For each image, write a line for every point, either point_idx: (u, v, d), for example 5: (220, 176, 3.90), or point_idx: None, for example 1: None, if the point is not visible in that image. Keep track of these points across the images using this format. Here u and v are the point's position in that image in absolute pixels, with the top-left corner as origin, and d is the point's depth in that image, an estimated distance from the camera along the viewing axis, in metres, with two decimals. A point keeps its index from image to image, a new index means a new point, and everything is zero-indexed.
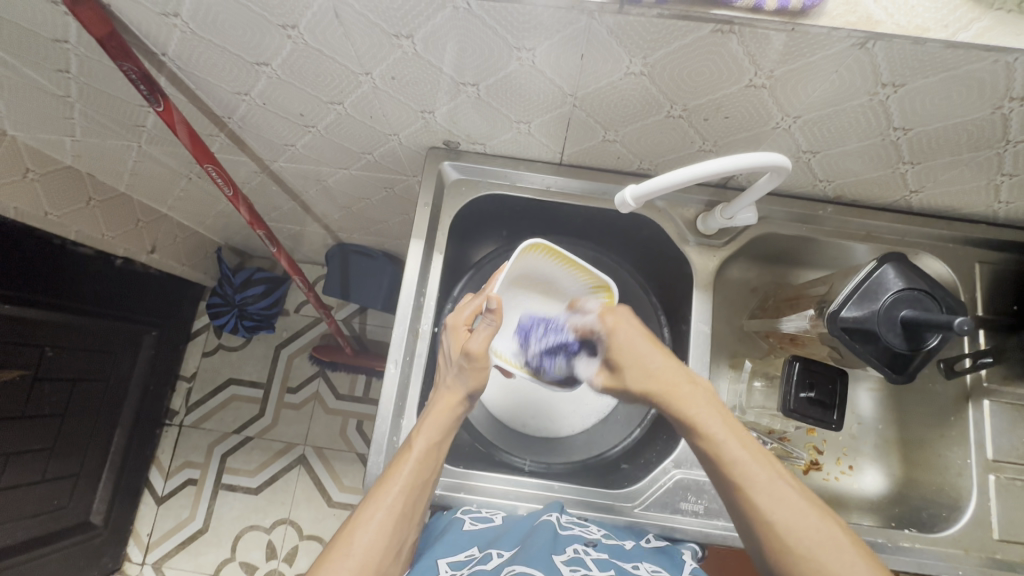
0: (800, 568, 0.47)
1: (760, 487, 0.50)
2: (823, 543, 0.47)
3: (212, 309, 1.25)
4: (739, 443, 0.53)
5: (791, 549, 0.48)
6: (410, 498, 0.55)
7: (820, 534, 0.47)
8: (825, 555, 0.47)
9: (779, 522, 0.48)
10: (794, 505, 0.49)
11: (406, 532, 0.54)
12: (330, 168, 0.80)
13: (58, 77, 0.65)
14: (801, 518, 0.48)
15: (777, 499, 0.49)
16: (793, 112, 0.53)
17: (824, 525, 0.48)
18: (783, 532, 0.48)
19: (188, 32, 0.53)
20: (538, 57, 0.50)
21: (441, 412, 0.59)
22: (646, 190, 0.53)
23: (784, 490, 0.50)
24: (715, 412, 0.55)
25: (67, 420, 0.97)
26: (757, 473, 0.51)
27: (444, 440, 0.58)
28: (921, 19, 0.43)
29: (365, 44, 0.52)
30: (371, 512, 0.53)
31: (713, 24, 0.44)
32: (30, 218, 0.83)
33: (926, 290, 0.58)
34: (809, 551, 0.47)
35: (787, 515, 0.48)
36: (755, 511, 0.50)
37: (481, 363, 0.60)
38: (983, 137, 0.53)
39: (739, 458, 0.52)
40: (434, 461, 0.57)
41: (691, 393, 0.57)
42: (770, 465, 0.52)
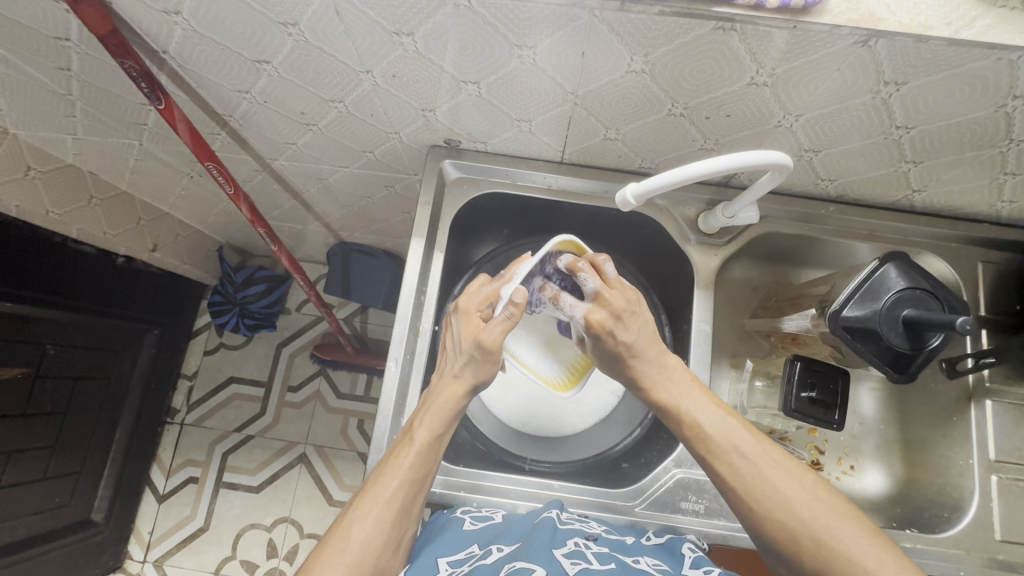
0: (768, 527, 0.50)
1: (723, 456, 0.53)
2: (783, 502, 0.49)
3: (213, 308, 1.26)
4: (705, 417, 0.55)
5: (757, 510, 0.50)
6: (408, 493, 0.54)
7: (778, 495, 0.50)
8: (784, 513, 0.49)
9: (739, 486, 0.51)
10: (755, 470, 0.51)
11: (404, 525, 0.54)
12: (331, 166, 0.80)
13: (59, 75, 0.65)
14: (763, 481, 0.51)
15: (739, 465, 0.52)
16: (794, 111, 0.53)
17: (787, 484, 0.50)
18: (746, 495, 0.51)
19: (189, 30, 0.53)
20: (539, 55, 0.50)
21: (441, 404, 0.57)
22: (646, 188, 0.53)
23: (748, 455, 0.52)
24: (685, 390, 0.57)
25: (68, 417, 0.98)
26: (720, 442, 0.53)
27: (445, 431, 0.57)
28: (923, 17, 0.43)
29: (366, 42, 0.52)
30: (369, 506, 0.52)
31: (714, 22, 0.44)
32: (31, 216, 0.83)
33: (928, 290, 0.57)
34: (770, 511, 0.50)
35: (748, 480, 0.51)
36: (721, 477, 0.53)
37: (493, 355, 0.56)
38: (986, 136, 0.52)
39: (704, 430, 0.54)
40: (432, 454, 0.56)
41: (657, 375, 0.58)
42: (737, 431, 0.54)
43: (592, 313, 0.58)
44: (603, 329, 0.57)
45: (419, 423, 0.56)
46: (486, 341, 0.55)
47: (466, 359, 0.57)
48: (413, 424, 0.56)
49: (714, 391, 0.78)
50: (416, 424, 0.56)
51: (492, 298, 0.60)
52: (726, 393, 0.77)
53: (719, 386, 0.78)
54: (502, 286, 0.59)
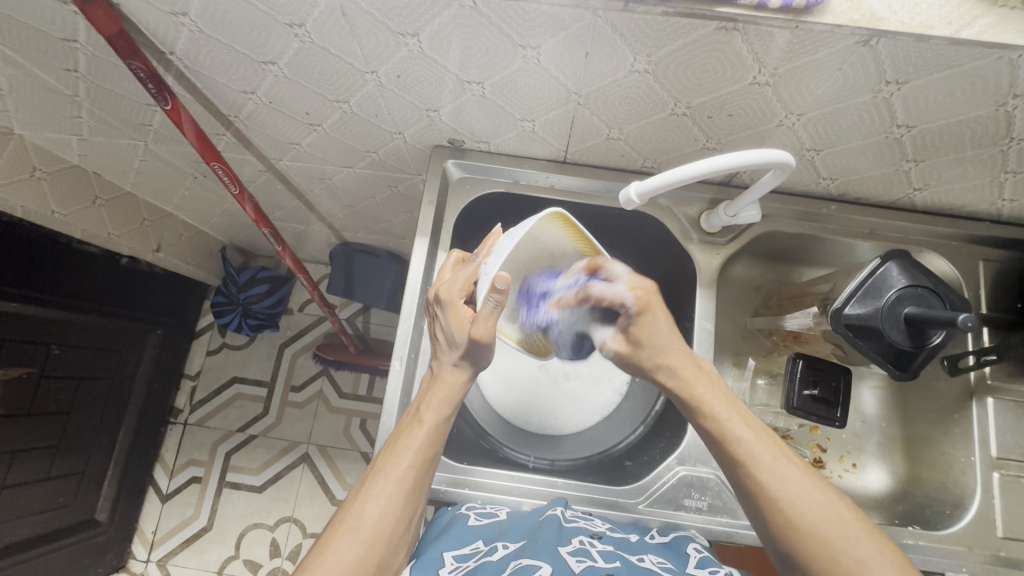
0: (804, 541, 0.47)
1: (763, 465, 0.51)
2: (826, 517, 0.47)
3: (216, 308, 1.26)
4: (747, 426, 0.53)
5: (796, 524, 0.48)
6: (417, 474, 0.55)
7: (823, 509, 0.48)
8: (827, 528, 0.47)
9: (781, 498, 0.49)
10: (796, 482, 0.49)
11: (414, 506, 0.55)
12: (335, 167, 0.81)
13: (66, 76, 0.65)
14: (805, 495, 0.49)
15: (781, 476, 0.50)
16: (796, 110, 0.54)
17: (829, 502, 0.48)
18: (789, 510, 0.48)
19: (196, 31, 0.54)
20: (543, 55, 0.51)
21: (448, 385, 0.58)
22: (650, 186, 0.53)
23: (790, 467, 0.50)
24: (726, 401, 0.56)
25: (72, 418, 0.98)
26: (760, 453, 0.51)
27: (452, 413, 0.58)
28: (924, 17, 0.43)
29: (371, 43, 0.52)
30: (381, 487, 0.53)
31: (716, 22, 0.44)
32: (37, 217, 0.83)
33: (930, 287, 0.58)
34: (812, 525, 0.47)
35: (791, 491, 0.49)
36: (760, 490, 0.50)
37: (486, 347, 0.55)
38: (987, 135, 0.53)
39: (742, 438, 0.53)
40: (441, 434, 0.57)
41: (694, 380, 0.57)
42: (775, 445, 0.52)
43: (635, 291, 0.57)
44: (651, 303, 0.57)
45: (427, 406, 0.57)
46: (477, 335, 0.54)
47: (461, 351, 0.57)
48: (420, 407, 0.57)
49: None
50: (424, 406, 0.57)
51: (471, 282, 0.58)
52: (728, 391, 0.78)
53: None
54: (480, 266, 0.58)
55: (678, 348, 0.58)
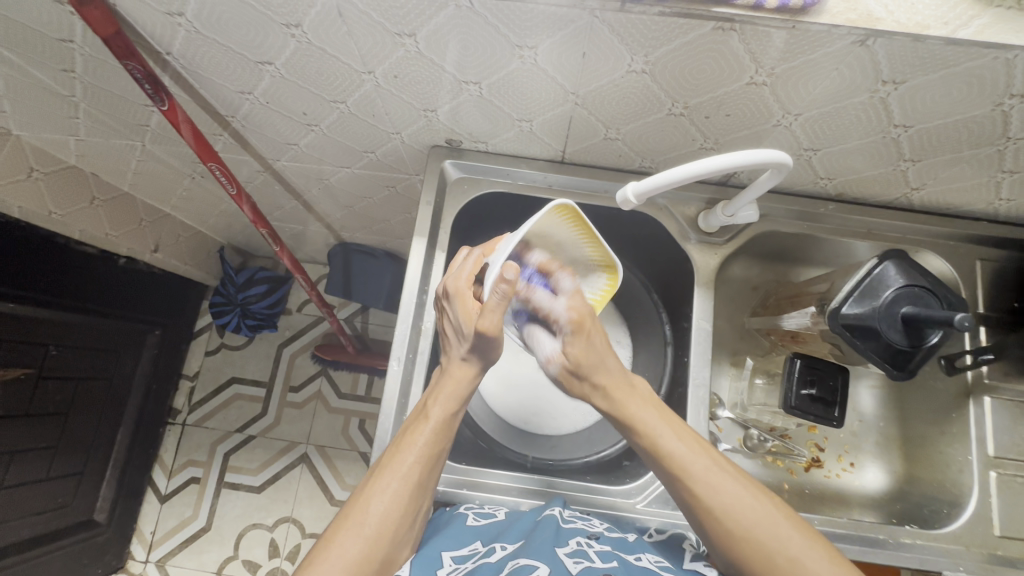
0: (741, 545, 0.51)
1: (698, 478, 0.54)
2: (758, 521, 0.51)
3: (214, 309, 1.26)
4: (678, 439, 0.56)
5: (734, 530, 0.52)
6: (424, 469, 0.55)
7: (754, 512, 0.52)
8: (759, 529, 0.51)
9: (716, 507, 0.53)
10: (730, 490, 0.53)
11: (420, 502, 0.55)
12: (333, 167, 0.80)
13: (63, 77, 0.65)
14: (738, 501, 0.52)
15: (715, 486, 0.53)
16: (794, 110, 0.54)
17: (760, 506, 0.52)
18: (723, 516, 0.52)
19: (191, 31, 0.54)
20: (541, 55, 0.51)
21: (456, 379, 0.58)
22: (648, 186, 0.53)
23: (721, 475, 0.54)
24: (655, 413, 0.58)
25: (70, 419, 0.98)
26: (694, 466, 0.54)
27: (458, 409, 0.58)
28: (921, 16, 0.43)
29: (368, 43, 0.52)
30: (386, 482, 0.53)
31: (713, 22, 0.44)
32: (34, 218, 0.83)
33: (927, 287, 0.58)
34: (747, 530, 0.51)
35: (725, 500, 0.53)
36: (697, 501, 0.54)
37: (495, 339, 0.55)
38: (984, 134, 0.53)
39: (676, 453, 0.55)
40: (448, 429, 0.57)
41: (627, 395, 0.59)
42: (706, 455, 0.56)
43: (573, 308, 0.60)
44: (584, 324, 0.59)
45: (434, 401, 0.57)
46: (486, 327, 0.53)
47: (468, 343, 0.57)
48: (428, 402, 0.57)
49: (715, 389, 0.78)
50: (431, 401, 0.57)
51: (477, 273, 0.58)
52: (726, 390, 0.78)
53: (719, 383, 0.78)
54: (483, 258, 0.59)
55: (611, 365, 0.59)
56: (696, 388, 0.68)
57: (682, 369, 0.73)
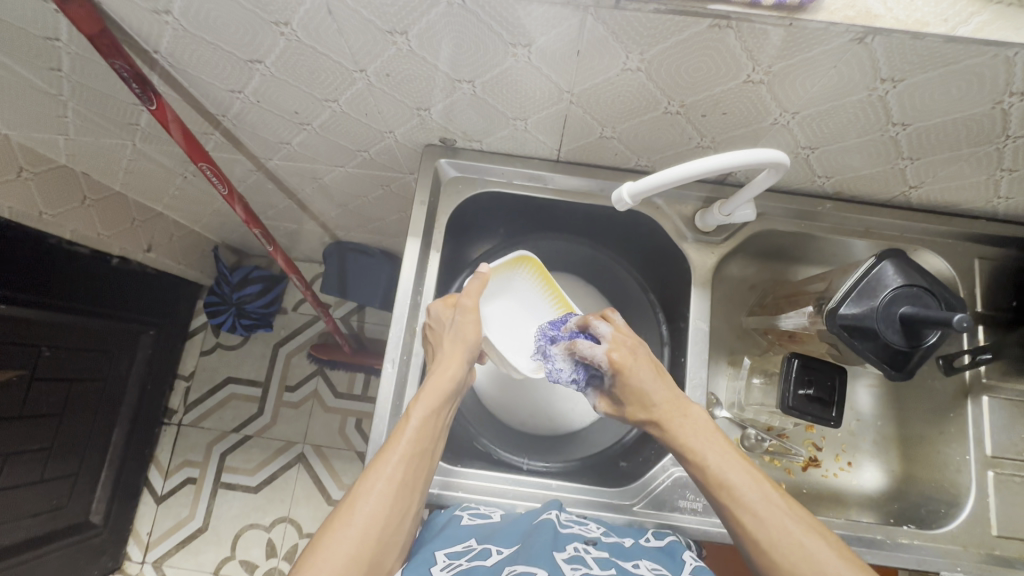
0: None
1: (748, 507, 0.51)
2: (805, 557, 0.47)
3: (210, 308, 1.25)
4: (731, 467, 0.53)
5: (780, 565, 0.48)
6: (409, 469, 0.54)
7: (802, 548, 0.48)
8: (807, 567, 0.47)
9: (764, 541, 0.49)
10: (779, 523, 0.49)
11: (407, 503, 0.54)
12: (326, 166, 0.80)
13: (50, 75, 0.64)
14: (786, 536, 0.49)
15: (764, 519, 0.50)
16: (792, 108, 0.53)
17: (809, 541, 0.48)
18: (769, 549, 0.49)
19: (179, 29, 0.53)
20: (535, 52, 0.50)
21: (439, 378, 0.59)
22: (644, 186, 0.52)
23: (772, 507, 0.50)
24: (708, 439, 0.55)
25: (64, 420, 0.97)
26: (747, 496, 0.51)
27: (442, 409, 0.58)
28: (920, 13, 0.43)
29: (359, 41, 0.51)
30: (371, 483, 0.52)
31: (710, 19, 0.44)
32: (24, 219, 0.82)
33: (925, 287, 0.57)
34: (794, 566, 0.47)
35: (773, 533, 0.49)
36: (744, 531, 0.50)
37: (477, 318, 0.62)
38: (983, 132, 0.52)
39: (729, 480, 0.52)
40: (432, 427, 0.57)
41: (676, 418, 0.56)
42: (761, 485, 0.52)
43: (614, 349, 0.58)
44: (626, 363, 0.57)
45: (417, 400, 0.57)
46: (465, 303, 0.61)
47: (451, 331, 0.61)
48: (411, 402, 0.57)
49: (712, 389, 0.78)
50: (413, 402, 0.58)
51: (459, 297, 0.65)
52: (724, 390, 0.77)
53: (716, 383, 0.78)
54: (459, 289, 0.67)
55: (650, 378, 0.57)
56: (693, 388, 0.67)
57: (679, 370, 0.72)
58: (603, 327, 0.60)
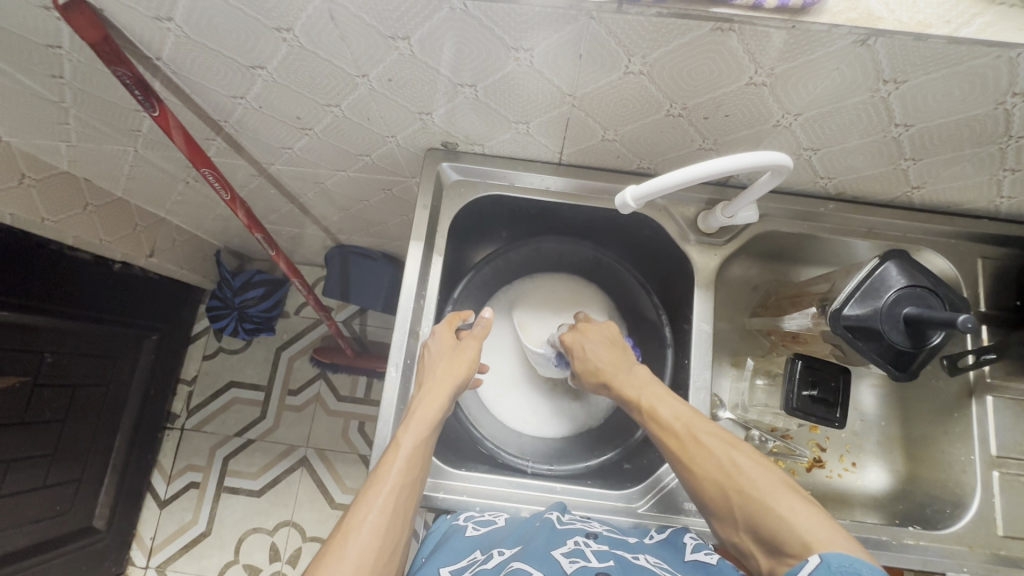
0: (709, 489, 0.54)
1: (672, 432, 0.58)
2: (717, 466, 0.54)
3: (213, 313, 1.25)
4: (658, 403, 0.61)
5: (699, 476, 0.55)
6: (400, 500, 0.55)
7: (717, 458, 0.55)
8: (723, 475, 0.54)
9: (684, 458, 0.56)
10: (698, 440, 0.57)
11: (399, 533, 0.54)
12: (328, 170, 0.80)
13: (52, 82, 0.64)
14: (702, 452, 0.56)
15: (685, 438, 0.57)
16: (794, 110, 0.53)
17: (720, 454, 0.55)
18: (689, 463, 0.56)
19: (182, 36, 0.53)
20: (536, 57, 0.50)
21: (425, 409, 0.60)
22: (646, 190, 0.52)
23: (690, 428, 0.58)
24: (642, 385, 0.63)
25: (67, 426, 0.97)
26: (672, 424, 0.59)
27: (430, 436, 0.59)
28: (922, 15, 0.43)
29: (361, 46, 0.51)
30: (363, 516, 0.53)
31: (712, 22, 0.44)
32: (27, 225, 0.82)
33: (929, 287, 0.57)
34: (708, 473, 0.54)
35: (690, 449, 0.56)
36: (672, 452, 0.58)
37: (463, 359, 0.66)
38: (985, 132, 0.52)
39: (655, 413, 0.60)
40: (424, 456, 0.58)
41: (618, 372, 0.66)
42: (685, 412, 0.59)
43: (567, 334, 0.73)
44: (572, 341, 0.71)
45: (405, 430, 0.58)
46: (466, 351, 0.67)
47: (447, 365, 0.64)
48: (399, 431, 0.59)
49: (716, 390, 0.78)
50: (401, 430, 0.59)
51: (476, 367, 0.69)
52: (727, 392, 0.77)
53: (720, 385, 0.78)
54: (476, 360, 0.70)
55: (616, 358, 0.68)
56: (696, 390, 0.67)
57: (682, 371, 0.72)
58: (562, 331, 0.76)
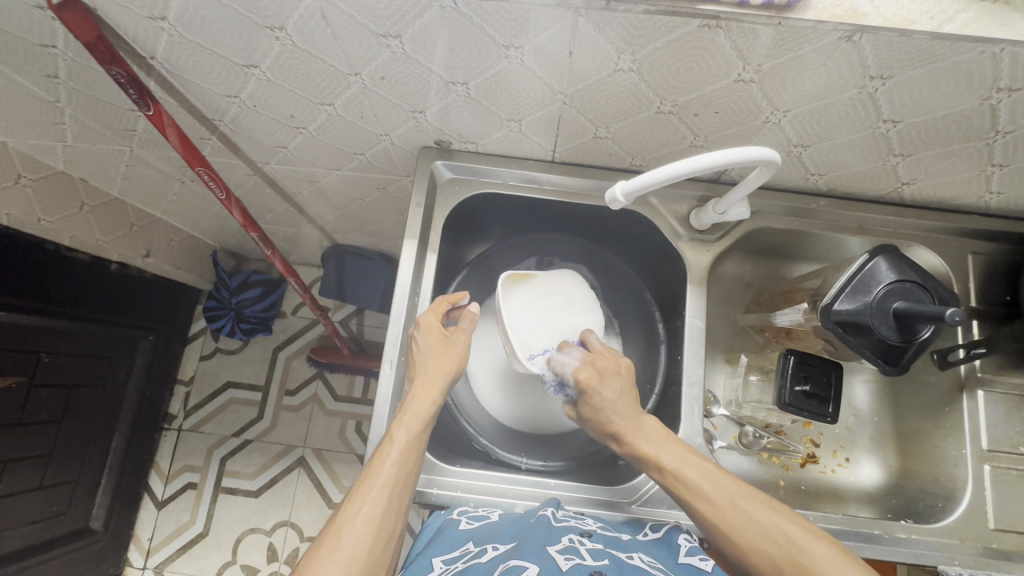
0: (755, 561, 0.52)
1: (707, 498, 0.56)
2: (764, 535, 0.52)
3: (208, 313, 1.24)
4: (684, 465, 0.58)
5: (744, 547, 0.53)
6: (393, 492, 0.55)
7: (762, 527, 0.53)
8: (769, 545, 0.52)
9: (726, 526, 0.54)
10: (738, 509, 0.54)
11: (394, 523, 0.54)
12: (323, 169, 0.80)
13: (47, 82, 0.65)
14: (745, 520, 0.54)
15: (722, 505, 0.55)
16: (782, 106, 0.53)
17: (764, 523, 0.53)
18: (730, 532, 0.54)
19: (175, 35, 0.53)
20: (527, 53, 0.50)
21: (417, 404, 0.60)
22: (637, 185, 0.52)
23: (725, 492, 0.55)
24: (663, 443, 0.60)
25: (64, 426, 0.97)
26: (704, 488, 0.56)
27: (424, 431, 0.60)
28: (906, 11, 0.43)
29: (353, 45, 0.52)
30: (357, 506, 0.53)
31: (699, 20, 0.44)
32: (24, 225, 0.82)
33: (918, 282, 0.58)
34: (754, 543, 0.52)
35: (730, 517, 0.54)
36: (706, 518, 0.55)
37: (456, 352, 0.64)
38: (972, 128, 0.53)
39: (684, 475, 0.57)
40: (417, 449, 0.58)
41: (635, 426, 0.62)
42: (715, 475, 0.57)
43: (582, 370, 0.65)
44: (590, 382, 0.64)
45: (398, 424, 0.59)
46: (458, 346, 0.65)
47: (437, 358, 0.63)
48: (392, 425, 0.59)
49: (710, 387, 0.78)
50: (394, 425, 0.59)
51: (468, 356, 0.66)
52: (722, 388, 0.77)
53: (714, 381, 0.78)
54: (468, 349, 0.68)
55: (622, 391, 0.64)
56: (690, 385, 0.68)
57: (676, 368, 0.72)
58: (572, 357, 0.67)
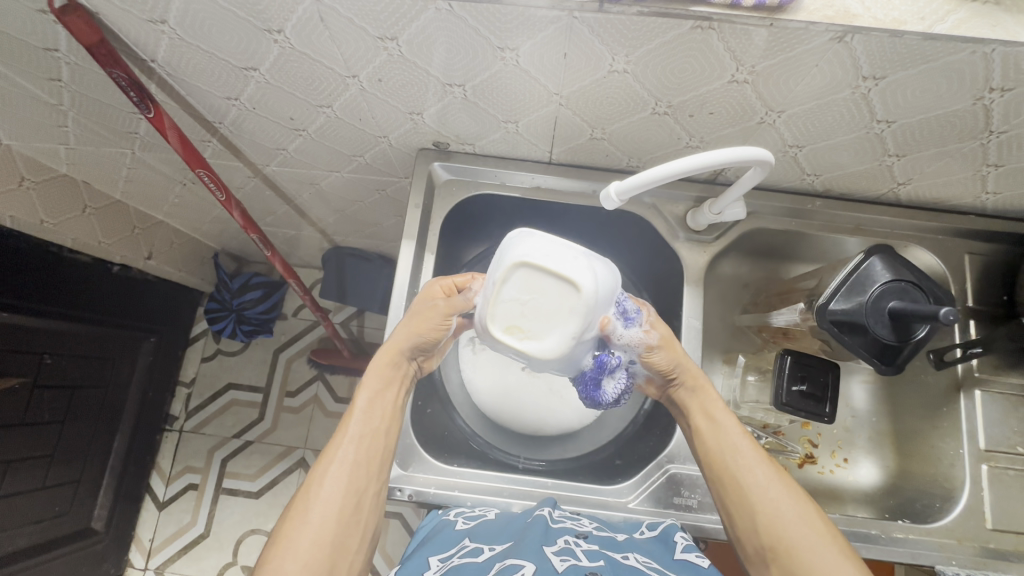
0: (781, 528, 0.54)
1: (758, 465, 0.58)
2: (796, 514, 0.55)
3: (211, 314, 1.25)
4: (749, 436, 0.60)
5: (777, 513, 0.55)
6: (359, 453, 0.57)
7: (796, 510, 0.55)
8: (799, 523, 0.54)
9: (770, 493, 0.56)
10: (782, 486, 0.57)
11: (365, 483, 0.56)
12: (322, 171, 0.81)
13: (49, 86, 0.65)
14: (785, 497, 0.56)
15: (771, 477, 0.57)
16: (777, 108, 0.54)
17: (799, 506, 0.55)
18: (771, 499, 0.55)
19: (176, 39, 0.54)
20: (522, 56, 0.51)
21: (378, 364, 0.61)
22: (631, 185, 0.52)
23: (773, 470, 0.58)
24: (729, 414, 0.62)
25: (66, 427, 0.98)
26: (760, 461, 0.58)
27: (387, 389, 0.61)
28: (897, 12, 0.44)
29: (351, 47, 0.52)
30: (326, 467, 0.56)
31: (691, 21, 0.45)
32: (26, 227, 0.83)
33: (914, 282, 0.58)
34: (787, 516, 0.54)
35: (775, 488, 0.56)
36: (754, 482, 0.57)
37: (426, 313, 0.60)
38: (966, 128, 0.53)
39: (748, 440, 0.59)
40: (379, 409, 0.59)
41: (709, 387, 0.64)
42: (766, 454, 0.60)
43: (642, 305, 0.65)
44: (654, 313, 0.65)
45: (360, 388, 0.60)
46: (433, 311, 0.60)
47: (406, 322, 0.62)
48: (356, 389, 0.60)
49: None
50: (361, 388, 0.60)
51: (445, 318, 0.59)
52: (719, 388, 0.77)
53: (712, 381, 0.78)
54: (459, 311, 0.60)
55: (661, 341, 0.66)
56: None
57: None
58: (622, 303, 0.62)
